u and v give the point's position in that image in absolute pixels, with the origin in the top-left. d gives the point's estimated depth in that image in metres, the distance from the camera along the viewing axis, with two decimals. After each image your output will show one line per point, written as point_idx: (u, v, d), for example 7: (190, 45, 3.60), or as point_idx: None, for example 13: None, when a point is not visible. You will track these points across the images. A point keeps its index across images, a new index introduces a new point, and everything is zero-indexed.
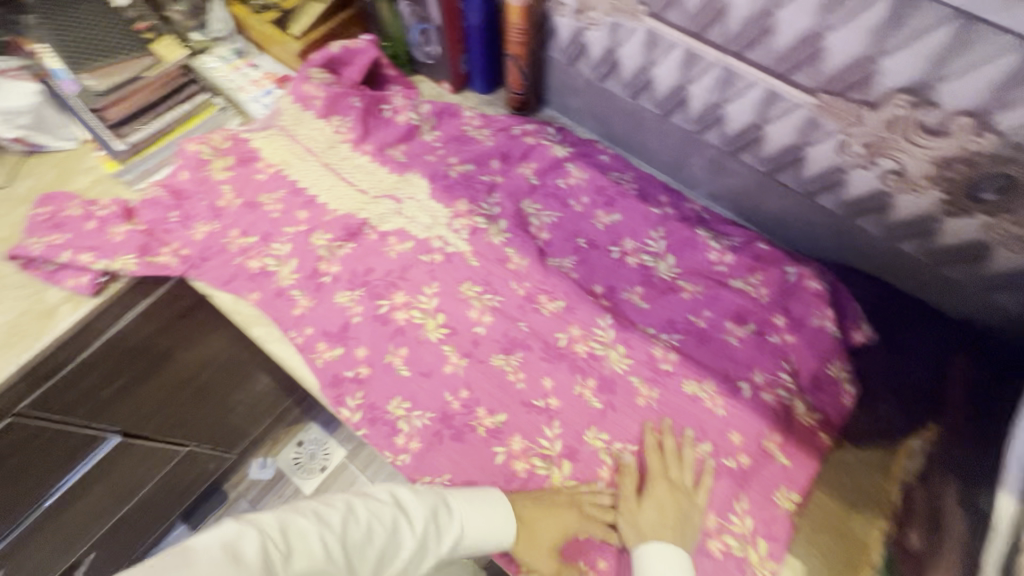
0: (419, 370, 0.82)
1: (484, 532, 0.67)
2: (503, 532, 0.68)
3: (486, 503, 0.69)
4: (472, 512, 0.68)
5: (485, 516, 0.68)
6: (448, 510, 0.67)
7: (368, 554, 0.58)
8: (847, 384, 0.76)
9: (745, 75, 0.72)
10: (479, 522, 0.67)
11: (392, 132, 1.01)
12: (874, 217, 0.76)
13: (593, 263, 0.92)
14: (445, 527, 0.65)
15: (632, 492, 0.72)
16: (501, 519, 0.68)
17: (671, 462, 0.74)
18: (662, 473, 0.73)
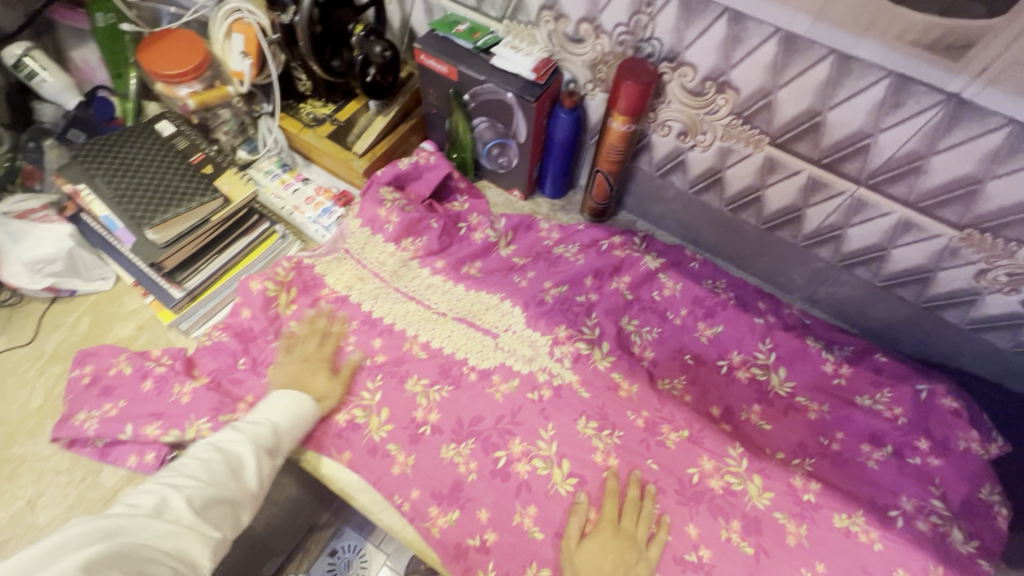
0: (552, 531, 0.74)
1: (293, 414, 0.74)
2: (302, 399, 0.76)
3: (280, 394, 0.76)
4: (272, 403, 0.75)
5: (275, 399, 0.75)
6: (250, 419, 0.72)
7: (222, 471, 0.65)
8: (999, 506, 0.75)
9: (879, 205, 0.71)
10: (277, 411, 0.73)
11: (469, 249, 0.95)
12: (1005, 333, 0.76)
13: (705, 383, 0.88)
14: (256, 427, 0.71)
15: (326, 354, 0.83)
16: (296, 401, 0.76)
17: (319, 342, 0.83)
18: (303, 349, 0.82)
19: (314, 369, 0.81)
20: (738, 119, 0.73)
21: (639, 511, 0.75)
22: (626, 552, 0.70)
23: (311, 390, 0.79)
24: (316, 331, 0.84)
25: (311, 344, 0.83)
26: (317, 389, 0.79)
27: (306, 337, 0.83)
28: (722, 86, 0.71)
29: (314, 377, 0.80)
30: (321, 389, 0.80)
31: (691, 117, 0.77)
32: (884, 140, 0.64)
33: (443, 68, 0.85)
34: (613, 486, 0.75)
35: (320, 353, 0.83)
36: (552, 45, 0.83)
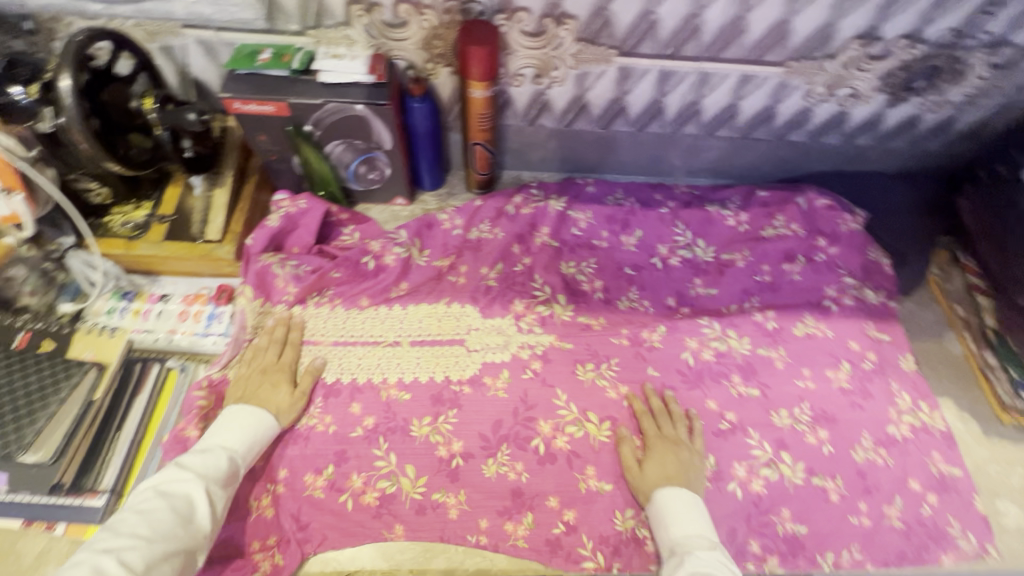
0: (614, 477, 0.77)
1: (248, 438, 0.69)
2: (260, 414, 0.72)
3: (235, 416, 0.70)
4: (225, 432, 0.68)
5: (229, 425, 0.69)
6: (198, 451, 0.65)
7: (167, 519, 0.57)
8: (884, 259, 0.95)
9: (722, 71, 0.80)
10: (229, 438, 0.68)
11: (389, 277, 0.88)
12: (836, 131, 0.92)
13: (652, 282, 0.95)
14: (207, 460, 0.64)
15: (285, 364, 0.79)
16: (254, 418, 0.71)
17: (278, 351, 0.80)
18: (260, 361, 0.78)
19: (273, 381, 0.77)
20: (585, 44, 0.76)
21: (669, 414, 0.81)
22: (680, 452, 0.76)
23: (271, 405, 0.75)
24: (275, 339, 0.80)
25: (271, 354, 0.79)
26: (278, 401, 0.75)
27: (260, 347, 0.80)
28: (559, 19, 0.73)
29: (272, 393, 0.76)
30: (291, 412, 0.76)
31: (541, 57, 0.78)
32: (709, 15, 0.72)
33: (268, 107, 0.74)
34: (640, 406, 0.80)
35: (281, 363, 0.79)
36: (373, 40, 0.76)
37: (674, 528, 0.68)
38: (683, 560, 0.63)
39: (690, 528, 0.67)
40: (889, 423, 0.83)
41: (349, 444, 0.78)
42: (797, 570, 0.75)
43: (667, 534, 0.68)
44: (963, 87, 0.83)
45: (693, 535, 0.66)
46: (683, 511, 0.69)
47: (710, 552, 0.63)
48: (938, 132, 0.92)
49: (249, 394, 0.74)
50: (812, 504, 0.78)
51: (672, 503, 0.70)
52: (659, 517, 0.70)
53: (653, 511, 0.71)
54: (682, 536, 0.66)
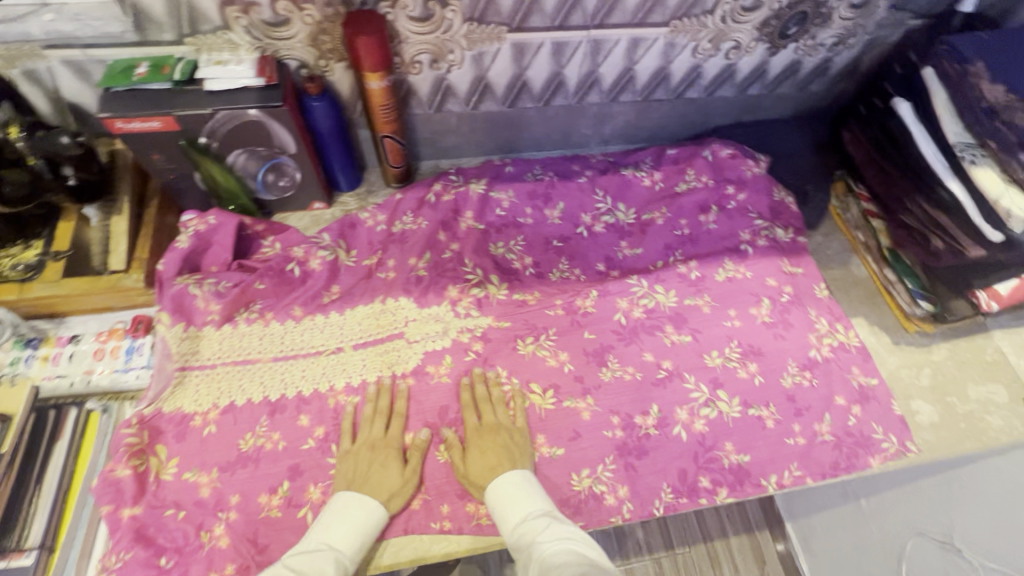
0: (565, 441, 0.79)
1: (357, 537, 0.66)
2: (367, 502, 0.69)
3: (347, 505, 0.68)
4: (334, 527, 0.66)
5: (340, 519, 0.67)
6: (308, 549, 0.63)
7: None
8: (790, 197, 1.01)
9: (611, 37, 0.83)
10: (337, 535, 0.65)
11: (317, 282, 0.87)
12: (728, 84, 0.97)
13: (580, 251, 0.98)
14: (315, 561, 0.61)
15: (392, 439, 0.76)
16: (361, 512, 0.68)
17: (385, 426, 0.77)
18: (368, 436, 0.76)
19: (381, 460, 0.74)
20: (474, 24, 0.77)
21: (490, 399, 0.80)
22: (500, 439, 0.75)
23: (381, 487, 0.71)
24: (379, 411, 0.78)
25: (376, 428, 0.76)
26: (389, 483, 0.72)
27: (368, 420, 0.77)
28: (443, 1, 0.73)
29: (383, 473, 0.73)
30: (402, 492, 0.73)
31: (435, 42, 0.78)
32: None
33: (155, 123, 0.71)
34: (467, 398, 0.79)
35: (388, 440, 0.76)
36: (257, 41, 0.74)
37: (512, 516, 0.67)
38: (532, 547, 0.62)
39: (525, 509, 0.68)
40: (811, 348, 0.90)
41: (301, 457, 0.76)
42: (745, 496, 0.80)
43: (506, 528, 0.67)
44: (831, 29, 0.89)
45: (527, 519, 0.66)
46: (516, 494, 0.69)
47: (551, 526, 0.64)
48: (818, 74, 0.99)
49: (357, 477, 0.72)
50: (751, 434, 0.83)
51: (503, 493, 0.69)
52: (497, 513, 0.69)
53: (492, 509, 0.69)
54: (520, 523, 0.66)
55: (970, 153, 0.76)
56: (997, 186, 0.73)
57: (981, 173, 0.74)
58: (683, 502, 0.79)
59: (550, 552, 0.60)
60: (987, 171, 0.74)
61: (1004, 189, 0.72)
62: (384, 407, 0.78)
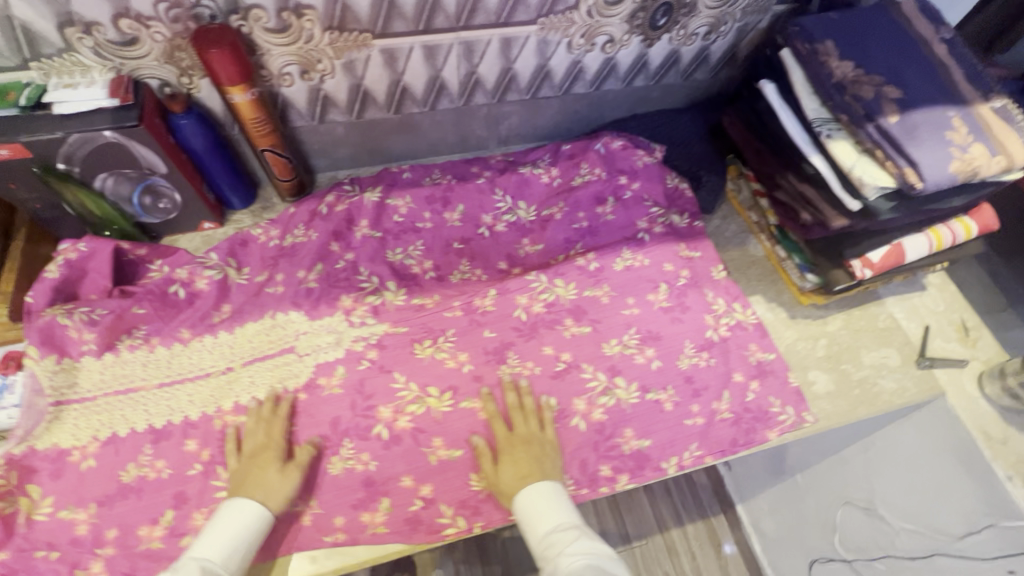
0: (464, 442, 0.78)
1: (228, 542, 0.66)
2: (245, 505, 0.69)
3: (223, 513, 0.68)
4: (208, 538, 0.66)
5: (216, 529, 0.67)
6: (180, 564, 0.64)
7: None
8: (683, 184, 1.03)
9: (478, 37, 0.84)
10: (210, 543, 0.66)
11: (205, 303, 0.85)
12: (613, 77, 1.00)
13: (482, 252, 0.99)
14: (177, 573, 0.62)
15: (272, 441, 0.75)
16: (237, 517, 0.68)
17: (265, 430, 0.76)
18: (250, 442, 0.75)
19: (261, 463, 0.73)
20: (336, 32, 0.77)
21: (523, 409, 0.80)
22: (529, 451, 0.76)
23: (261, 489, 0.70)
24: (264, 415, 0.77)
25: (258, 434, 0.75)
26: (269, 483, 0.71)
27: (251, 426, 0.77)
28: (297, 10, 0.73)
29: (261, 474, 0.71)
30: (281, 496, 0.71)
31: (299, 53, 0.78)
32: None
33: (3, 151, 0.69)
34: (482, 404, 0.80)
35: (271, 442, 0.75)
36: (109, 62, 0.72)
37: (541, 526, 0.71)
38: (563, 562, 0.67)
39: (555, 520, 0.71)
40: (708, 329, 0.91)
41: (187, 483, 0.74)
42: (645, 480, 0.81)
43: (534, 536, 0.71)
44: (700, 18, 0.92)
45: (558, 529, 0.71)
46: (546, 505, 0.72)
47: (579, 541, 0.69)
48: (700, 62, 1.02)
49: (240, 484, 0.71)
50: (649, 418, 0.83)
51: (534, 504, 0.72)
52: (524, 520, 0.72)
53: (517, 515, 0.72)
54: (550, 532, 0.70)
55: (827, 127, 0.78)
56: (850, 156, 0.75)
57: (838, 145, 0.77)
58: (582, 492, 0.79)
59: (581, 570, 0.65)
60: (842, 142, 0.76)
61: (858, 159, 0.74)
62: (264, 409, 0.77)
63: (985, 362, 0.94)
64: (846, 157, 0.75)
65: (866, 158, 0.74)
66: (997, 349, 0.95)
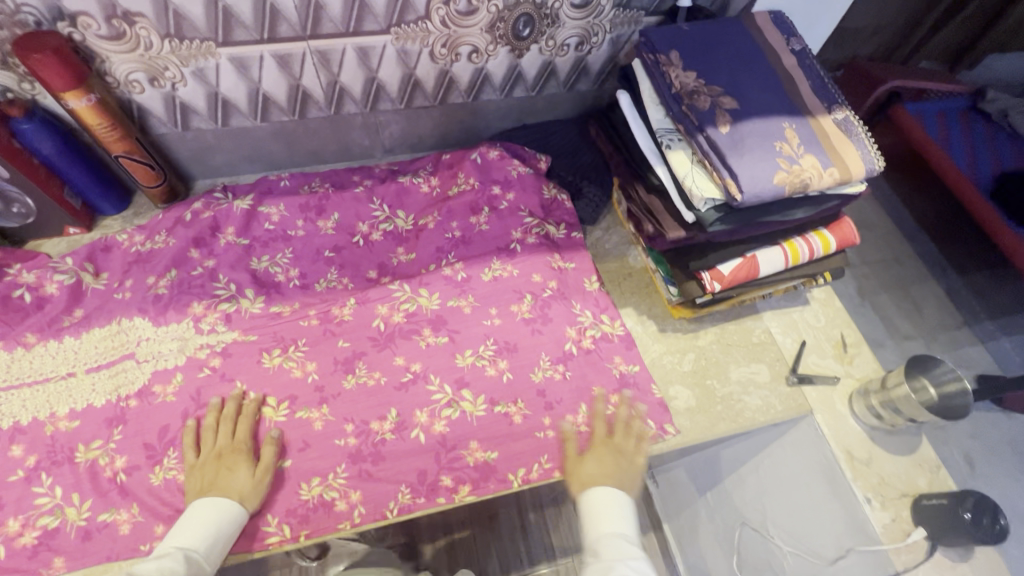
0: (296, 451, 0.77)
1: (210, 535, 0.66)
2: (224, 504, 0.69)
3: (200, 509, 0.68)
4: (186, 533, 0.66)
5: (191, 522, 0.67)
6: (157, 557, 0.63)
7: None
8: (562, 195, 1.02)
9: (331, 47, 0.84)
10: (191, 533, 0.66)
11: (55, 307, 0.84)
12: (488, 87, 0.99)
13: (352, 260, 0.97)
14: (162, 561, 0.61)
15: (239, 444, 0.75)
16: (215, 509, 0.68)
17: (231, 431, 0.75)
18: (214, 443, 0.74)
19: (229, 466, 0.72)
20: (175, 40, 0.77)
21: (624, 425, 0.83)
22: (613, 458, 0.80)
23: (231, 490, 0.71)
24: (227, 416, 0.76)
25: (220, 435, 0.75)
26: (239, 487, 0.71)
27: (215, 425, 0.76)
28: (127, 18, 0.73)
29: (230, 477, 0.71)
30: (255, 494, 0.72)
31: (141, 60, 0.79)
32: None
33: None
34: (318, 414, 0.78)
35: (236, 441, 0.75)
36: None
37: (604, 526, 0.74)
38: (611, 562, 0.69)
39: (616, 529, 0.74)
40: (569, 341, 0.89)
41: (5, 490, 0.72)
42: (487, 493, 0.79)
43: (596, 531, 0.74)
44: (566, 29, 0.91)
45: (616, 537, 0.73)
46: (610, 512, 0.75)
47: (635, 559, 0.70)
48: (579, 73, 1.01)
49: (209, 483, 0.71)
50: (496, 431, 0.82)
51: (602, 504, 0.76)
52: (589, 514, 0.76)
53: (583, 508, 0.77)
54: (611, 535, 0.73)
55: (669, 137, 0.77)
56: (685, 167, 0.73)
57: (675, 155, 0.75)
58: (420, 503, 0.77)
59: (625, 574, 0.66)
60: (679, 153, 0.75)
61: (693, 170, 0.73)
62: (230, 411, 0.77)
63: (859, 379, 0.92)
64: (681, 168, 0.73)
65: (699, 168, 0.73)
66: (872, 366, 0.93)
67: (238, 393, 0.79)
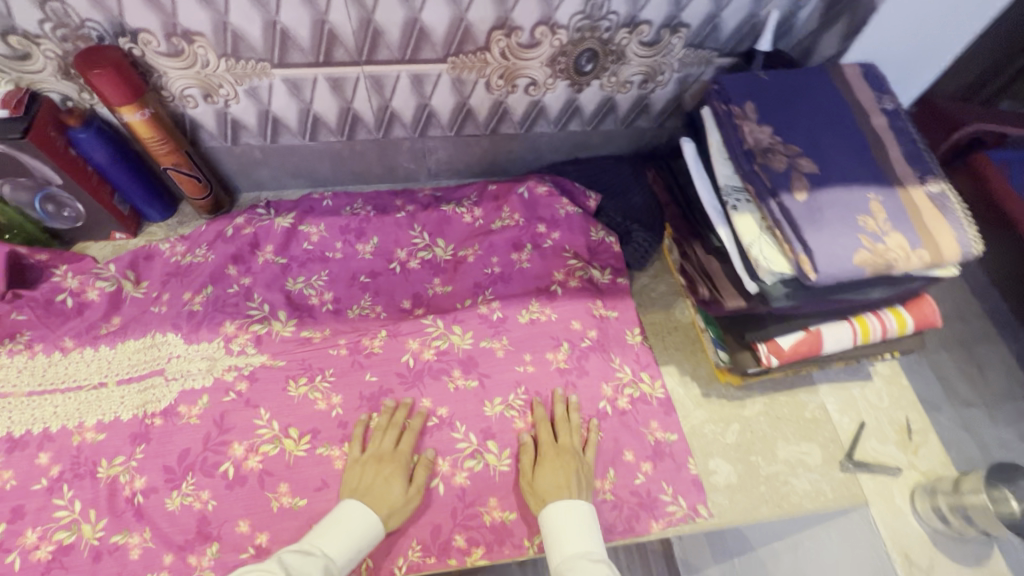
0: (312, 491, 0.74)
1: (351, 548, 0.65)
2: (371, 519, 0.68)
3: (353, 516, 0.67)
4: (334, 537, 0.65)
5: (337, 526, 0.66)
6: (304, 551, 0.62)
7: None
8: (609, 237, 0.96)
9: (386, 73, 0.81)
10: (337, 540, 0.65)
11: (95, 313, 0.85)
12: (543, 120, 0.95)
13: (388, 287, 0.95)
14: (306, 562, 0.61)
15: (400, 454, 0.75)
16: (362, 524, 0.67)
17: (398, 440, 0.76)
18: (378, 445, 0.75)
19: (386, 475, 0.72)
20: (231, 59, 0.76)
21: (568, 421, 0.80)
22: (570, 463, 0.75)
23: (384, 503, 0.70)
24: (392, 423, 0.77)
25: (389, 440, 0.76)
26: (393, 499, 0.70)
27: (381, 429, 0.77)
28: (186, 36, 0.72)
29: (385, 487, 0.71)
30: (399, 512, 0.70)
31: (197, 77, 0.78)
32: (336, 20, 0.72)
33: None
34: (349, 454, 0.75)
35: (397, 453, 0.75)
36: (9, 75, 0.75)
37: (568, 546, 0.67)
38: None
39: (581, 546, 0.67)
40: (604, 398, 0.84)
41: (28, 498, 0.72)
42: (501, 558, 0.74)
43: (558, 553, 0.67)
44: (631, 66, 0.86)
45: (584, 557, 0.66)
46: (573, 528, 0.68)
47: None
48: (639, 110, 0.96)
49: (365, 488, 0.71)
50: (518, 489, 0.77)
51: (561, 518, 0.69)
52: (551, 536, 0.69)
53: (544, 529, 0.70)
54: (578, 555, 0.66)
55: (735, 196, 0.70)
56: (752, 232, 0.67)
57: (741, 218, 0.69)
58: (430, 562, 0.73)
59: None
60: (746, 216, 0.69)
61: (761, 236, 0.67)
62: (400, 418, 0.78)
63: (924, 474, 0.82)
64: (748, 234, 0.67)
65: (769, 235, 0.66)
66: (940, 458, 0.84)
67: (391, 406, 0.79)
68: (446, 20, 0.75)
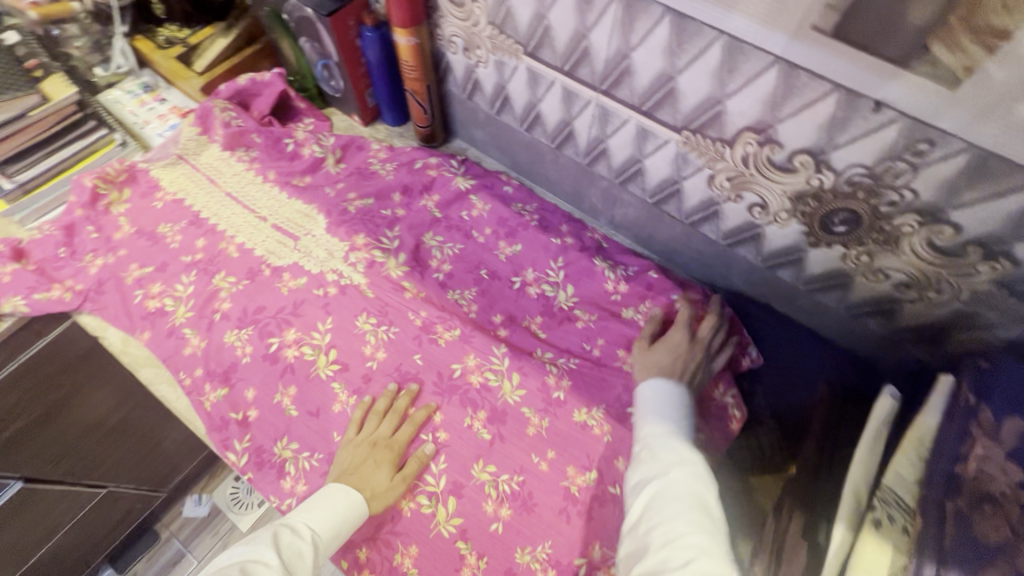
0: (309, 410, 0.80)
1: (335, 522, 0.67)
2: (354, 496, 0.69)
3: (334, 497, 0.69)
4: (317, 515, 0.67)
5: (325, 507, 0.68)
6: (290, 526, 0.66)
7: None
8: (733, 407, 0.75)
9: (618, 112, 0.74)
10: (324, 517, 0.67)
11: (300, 165, 1.00)
12: (750, 247, 0.77)
13: (495, 294, 0.89)
14: (294, 543, 0.64)
15: (395, 443, 0.74)
16: (346, 503, 0.69)
17: (396, 429, 0.76)
18: (373, 432, 0.75)
19: (377, 458, 0.73)
20: (496, 29, 0.78)
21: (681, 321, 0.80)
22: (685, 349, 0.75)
23: (367, 484, 0.71)
24: (397, 412, 0.77)
25: (385, 426, 0.75)
26: (375, 485, 0.71)
27: (378, 414, 0.77)
28: None
29: (372, 471, 0.72)
30: (386, 495, 0.71)
31: (466, 31, 0.82)
32: (595, 40, 0.67)
33: None
34: (353, 433, 0.76)
35: (392, 441, 0.74)
36: None
37: (653, 423, 0.67)
38: (663, 466, 0.60)
39: (668, 425, 0.66)
40: (584, 559, 0.69)
41: (175, 262, 0.91)
42: None
43: (644, 427, 0.67)
44: (895, 258, 0.63)
45: (667, 436, 0.64)
46: (664, 404, 0.69)
47: (686, 461, 0.60)
48: (877, 311, 0.71)
49: (355, 469, 0.72)
50: (440, 562, 0.71)
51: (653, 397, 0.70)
52: (644, 409, 0.69)
53: (638, 402, 0.71)
54: (661, 434, 0.64)
55: (896, 512, 0.46)
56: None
57: (875, 544, 0.43)
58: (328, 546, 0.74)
59: (674, 486, 0.57)
60: (884, 548, 0.43)
61: None
62: (401, 408, 0.77)
63: None
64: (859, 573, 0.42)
65: None
66: None
67: (393, 390, 0.78)
68: (701, 93, 0.63)
